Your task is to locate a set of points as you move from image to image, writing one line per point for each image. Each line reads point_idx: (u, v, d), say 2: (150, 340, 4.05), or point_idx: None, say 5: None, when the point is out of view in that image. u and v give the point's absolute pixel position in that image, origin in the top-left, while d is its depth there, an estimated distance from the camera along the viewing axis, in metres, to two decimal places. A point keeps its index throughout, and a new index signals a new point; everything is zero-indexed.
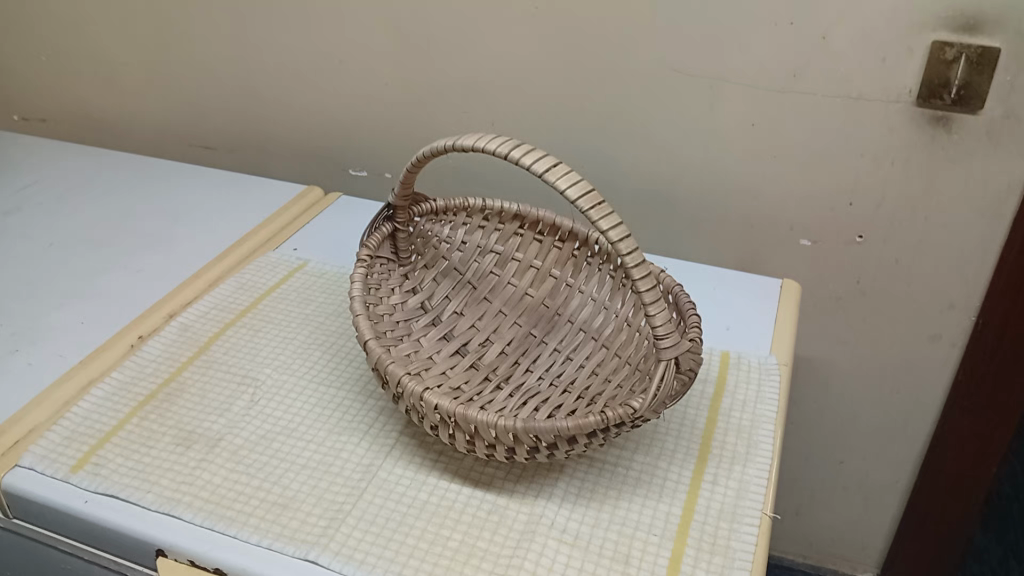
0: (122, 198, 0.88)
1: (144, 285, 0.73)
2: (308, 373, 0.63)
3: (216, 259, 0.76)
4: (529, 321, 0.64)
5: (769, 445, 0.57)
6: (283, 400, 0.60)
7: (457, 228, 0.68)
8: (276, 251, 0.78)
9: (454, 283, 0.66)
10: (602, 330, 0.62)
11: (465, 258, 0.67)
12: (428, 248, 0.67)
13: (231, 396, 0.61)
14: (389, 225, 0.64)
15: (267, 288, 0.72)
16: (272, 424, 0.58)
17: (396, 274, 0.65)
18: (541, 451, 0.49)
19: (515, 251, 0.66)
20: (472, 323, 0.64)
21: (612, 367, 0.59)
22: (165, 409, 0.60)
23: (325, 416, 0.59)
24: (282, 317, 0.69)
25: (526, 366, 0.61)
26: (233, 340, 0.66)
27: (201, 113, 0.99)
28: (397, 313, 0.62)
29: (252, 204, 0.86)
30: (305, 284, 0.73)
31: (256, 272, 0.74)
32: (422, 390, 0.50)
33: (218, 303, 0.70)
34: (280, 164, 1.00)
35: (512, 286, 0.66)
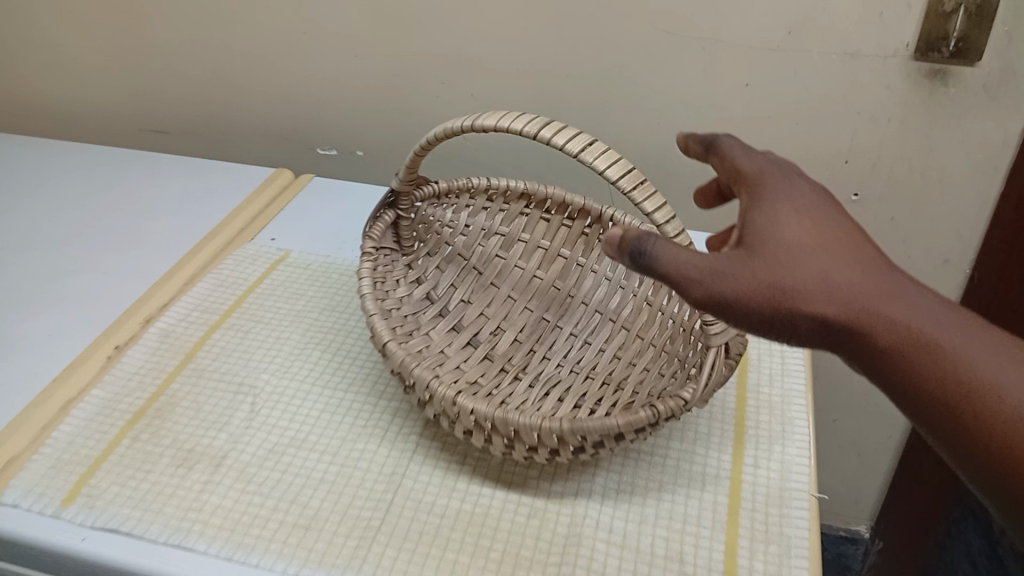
0: (75, 191, 0.81)
1: (115, 287, 0.67)
2: (311, 375, 0.59)
3: (190, 255, 0.70)
4: (540, 307, 0.61)
5: (804, 422, 0.55)
6: (287, 407, 0.56)
7: (460, 210, 0.64)
8: (253, 241, 0.73)
9: (459, 270, 0.63)
10: (620, 312, 0.60)
11: (470, 243, 0.64)
12: (430, 235, 0.63)
13: (229, 406, 0.56)
14: (392, 211, 0.59)
15: (250, 284, 0.67)
16: (279, 435, 0.54)
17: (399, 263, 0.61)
18: (586, 450, 0.46)
19: (521, 231, 0.64)
20: (481, 311, 0.60)
21: (637, 351, 0.56)
22: (158, 426, 0.55)
23: (335, 422, 0.55)
24: (272, 315, 0.64)
25: (543, 353, 0.58)
26: (221, 343, 0.61)
27: (152, 95, 0.92)
28: (404, 307, 0.58)
29: (220, 193, 0.80)
30: (290, 278, 0.68)
31: (236, 267, 0.69)
32: (455, 394, 0.46)
33: (199, 304, 0.65)
34: (244, 147, 0.94)
35: (519, 268, 0.63)
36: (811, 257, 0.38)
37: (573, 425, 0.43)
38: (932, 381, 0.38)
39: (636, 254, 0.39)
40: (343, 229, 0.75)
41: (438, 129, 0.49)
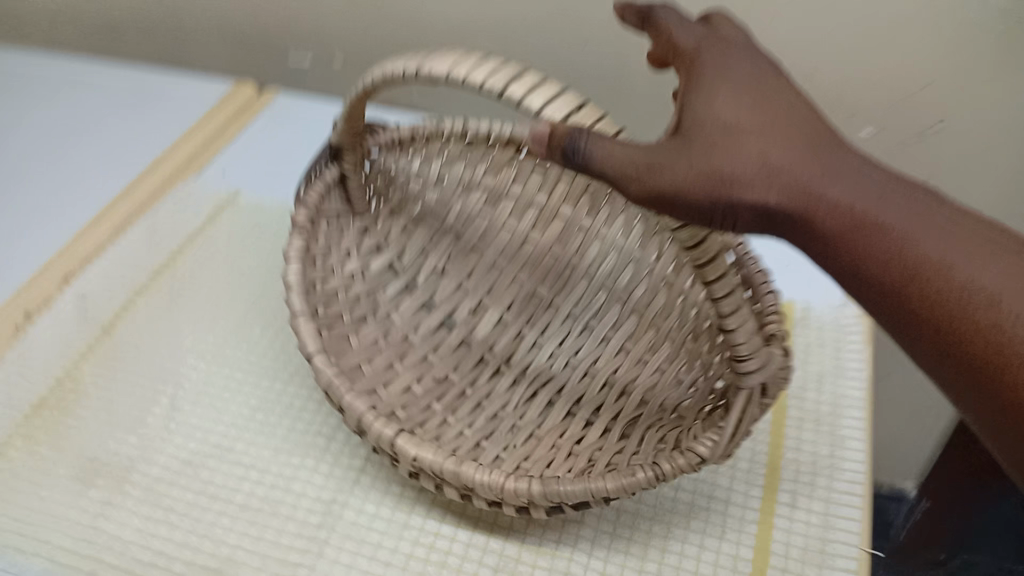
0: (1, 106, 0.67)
1: (30, 236, 0.56)
2: (254, 363, 0.48)
3: (124, 195, 0.59)
4: (532, 278, 0.50)
5: (858, 446, 0.43)
6: (213, 404, 0.46)
7: (432, 158, 0.51)
8: (200, 177, 0.61)
9: (433, 232, 0.52)
10: (632, 291, 0.48)
11: (445, 198, 0.52)
12: (394, 189, 0.51)
13: (146, 403, 0.46)
14: (336, 168, 0.47)
15: (187, 235, 0.56)
16: (200, 443, 0.44)
17: (353, 230, 0.49)
18: (566, 509, 0.36)
19: (510, 184, 0.51)
20: (459, 284, 0.51)
21: (648, 346, 0.46)
22: (60, 428, 0.45)
23: (271, 427, 0.45)
24: (208, 277, 0.54)
25: (532, 339, 0.48)
26: (145, 314, 0.51)
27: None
28: (358, 287, 0.47)
29: (168, 112, 0.68)
30: (240, 229, 0.57)
31: (174, 212, 0.58)
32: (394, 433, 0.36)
33: (129, 260, 0.54)
34: None
35: (508, 229, 0.51)
36: (759, 128, 0.30)
37: (546, 491, 0.35)
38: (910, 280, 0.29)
39: (566, 150, 0.31)
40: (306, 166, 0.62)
41: (399, 66, 0.38)
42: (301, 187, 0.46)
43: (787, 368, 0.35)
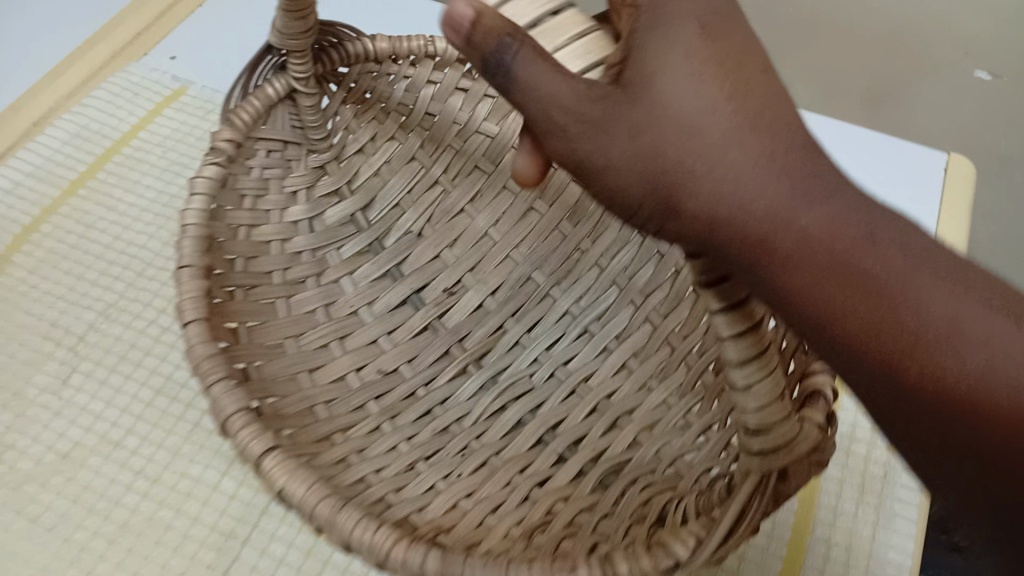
0: None
1: None
2: (170, 319, 0.39)
3: (49, 75, 0.48)
4: (531, 257, 0.40)
5: (910, 528, 0.33)
6: (111, 377, 0.37)
7: (421, 86, 0.40)
8: (145, 60, 0.49)
9: (412, 180, 0.41)
10: (649, 294, 0.38)
11: (434, 145, 0.41)
12: (367, 120, 0.41)
13: (30, 362, 0.37)
14: (284, 81, 0.37)
15: (120, 136, 0.46)
16: (86, 427, 0.35)
17: (305, 165, 0.39)
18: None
19: (517, 135, 0.41)
20: (436, 254, 0.40)
21: (659, 369, 0.35)
22: None
23: (173, 416, 0.36)
24: (137, 198, 0.43)
25: (516, 338, 0.38)
26: (51, 241, 0.41)
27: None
28: (300, 241, 0.38)
29: None
30: (181, 131, 0.46)
31: (106, 102, 0.47)
32: (264, 452, 0.26)
33: (38, 166, 0.44)
34: None
35: (508, 189, 0.41)
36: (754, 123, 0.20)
37: (445, 572, 0.23)
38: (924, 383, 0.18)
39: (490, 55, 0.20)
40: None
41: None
42: (233, 97, 0.36)
43: (822, 449, 0.24)
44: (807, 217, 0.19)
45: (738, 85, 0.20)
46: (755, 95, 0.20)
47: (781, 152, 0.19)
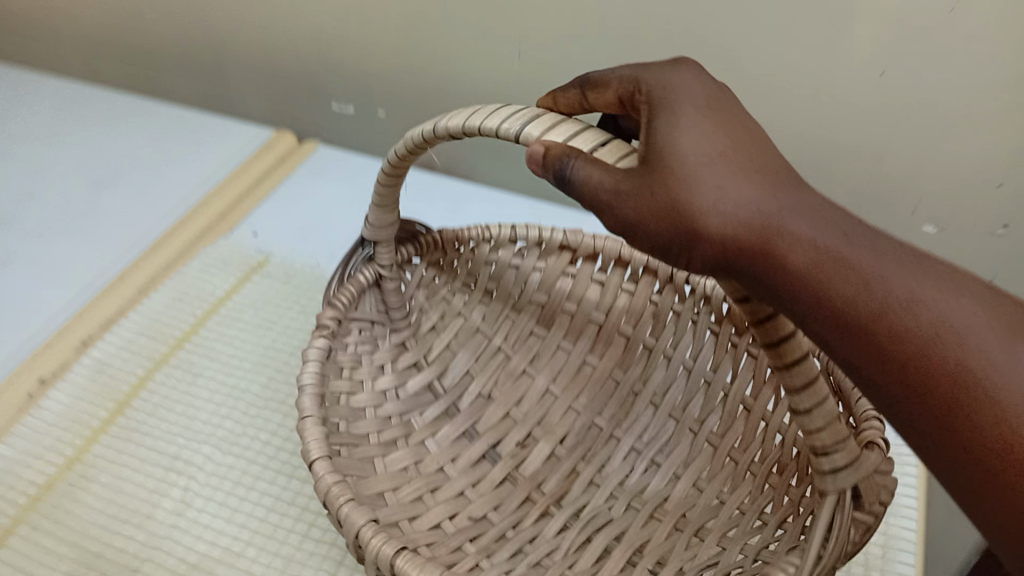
0: (43, 147, 0.67)
1: (54, 293, 0.55)
2: (274, 450, 0.46)
3: (149, 252, 0.57)
4: (591, 406, 0.47)
5: None
6: (227, 498, 0.43)
7: (479, 266, 0.50)
8: (229, 235, 0.59)
9: (478, 346, 0.49)
10: (702, 422, 0.43)
11: (495, 315, 0.50)
12: (436, 303, 0.51)
13: (156, 490, 0.44)
14: (371, 269, 0.47)
15: (217, 300, 0.54)
16: (209, 541, 0.41)
17: (387, 342, 0.49)
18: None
19: (565, 298, 0.48)
20: (505, 410, 0.47)
21: (723, 480, 0.40)
22: (63, 510, 0.43)
23: (281, 528, 0.42)
24: (234, 350, 0.51)
25: (589, 477, 0.44)
26: (165, 390, 0.49)
27: (145, 25, 0.76)
28: (388, 406, 0.46)
29: (204, 162, 0.66)
30: (261, 295, 0.54)
31: (203, 273, 0.56)
32: (394, 554, 0.33)
33: (145, 328, 0.52)
34: (244, 97, 0.77)
35: (563, 351, 0.48)
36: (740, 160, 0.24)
37: None
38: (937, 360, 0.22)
39: (556, 171, 0.28)
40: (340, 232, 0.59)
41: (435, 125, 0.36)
42: (332, 285, 0.46)
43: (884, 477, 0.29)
44: (800, 227, 0.23)
45: (735, 140, 0.25)
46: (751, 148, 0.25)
47: (775, 188, 0.24)
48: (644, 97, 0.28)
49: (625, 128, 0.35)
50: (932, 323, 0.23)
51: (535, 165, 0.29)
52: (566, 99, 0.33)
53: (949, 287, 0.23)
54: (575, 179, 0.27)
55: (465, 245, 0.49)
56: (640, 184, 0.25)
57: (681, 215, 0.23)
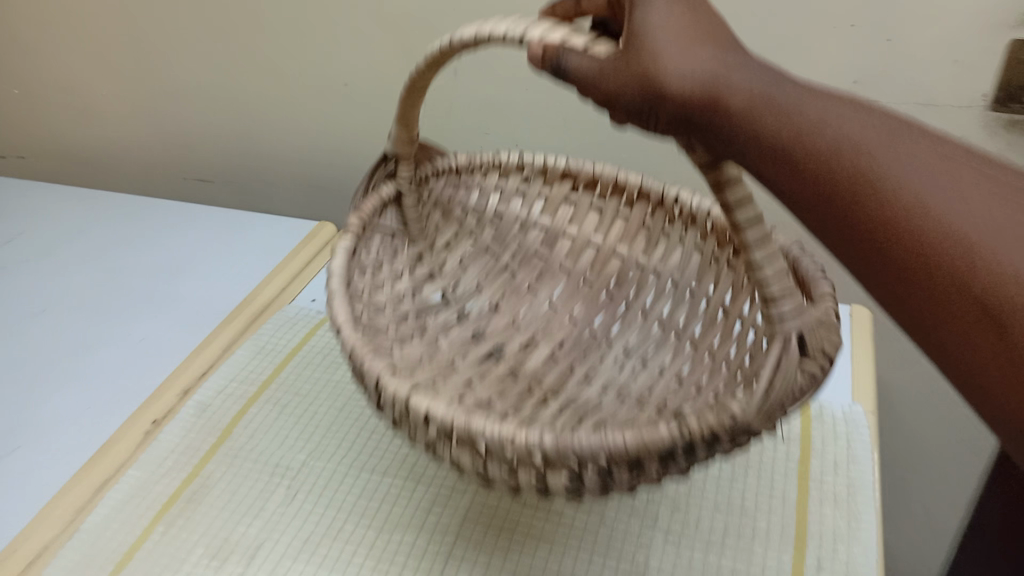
0: (119, 249, 0.79)
1: (151, 357, 0.65)
2: (356, 456, 0.56)
3: (226, 322, 0.68)
4: (585, 317, 0.59)
5: (872, 518, 0.50)
6: (323, 493, 0.53)
7: (488, 194, 0.64)
8: (291, 304, 0.71)
9: (487, 265, 0.64)
10: (689, 327, 0.53)
11: (501, 238, 0.64)
12: (451, 221, 0.64)
13: (264, 491, 0.53)
14: (392, 185, 0.59)
15: (289, 352, 0.65)
16: (313, 524, 0.51)
17: (406, 253, 0.62)
18: (587, 482, 0.34)
19: (566, 223, 0.62)
20: (511, 317, 0.60)
21: (699, 372, 0.48)
22: (191, 511, 0.52)
23: (370, 510, 0.52)
24: (310, 389, 0.62)
25: (582, 372, 0.54)
26: (258, 421, 0.59)
27: (190, 142, 0.89)
28: (405, 306, 0.57)
29: (258, 252, 0.78)
30: (328, 346, 0.66)
31: (274, 332, 0.67)
32: (408, 392, 0.38)
33: (234, 374, 0.63)
34: (281, 193, 0.89)
35: (563, 270, 0.62)
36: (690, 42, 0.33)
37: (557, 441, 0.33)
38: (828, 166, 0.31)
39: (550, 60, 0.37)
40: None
41: (457, 37, 0.45)
42: (359, 193, 0.58)
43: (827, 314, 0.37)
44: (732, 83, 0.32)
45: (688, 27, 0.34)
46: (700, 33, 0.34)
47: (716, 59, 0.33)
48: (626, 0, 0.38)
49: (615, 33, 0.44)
50: (835, 143, 0.31)
51: (536, 60, 0.38)
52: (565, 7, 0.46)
53: (855, 119, 0.31)
54: (572, 69, 0.36)
55: (479, 171, 0.64)
56: (618, 61, 0.34)
57: (645, 77, 0.33)
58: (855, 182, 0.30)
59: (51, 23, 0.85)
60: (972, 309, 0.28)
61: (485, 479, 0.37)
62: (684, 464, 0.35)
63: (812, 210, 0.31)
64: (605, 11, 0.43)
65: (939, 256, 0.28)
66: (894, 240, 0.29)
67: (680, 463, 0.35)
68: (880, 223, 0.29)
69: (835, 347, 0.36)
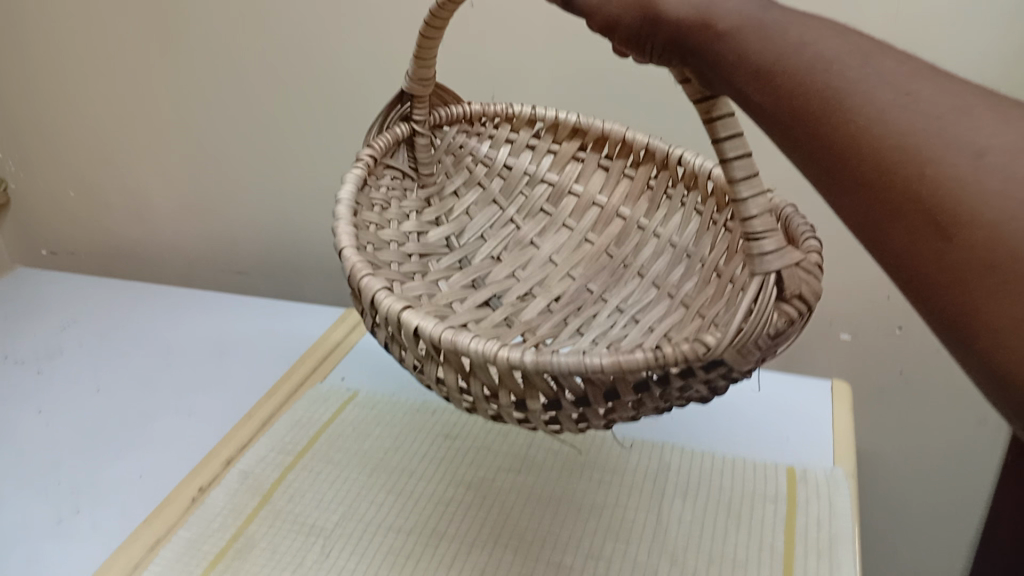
0: (138, 327, 0.74)
1: (190, 431, 0.59)
2: (392, 525, 0.49)
3: (263, 398, 0.62)
4: (586, 274, 0.54)
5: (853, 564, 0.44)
6: (358, 546, 0.47)
7: (499, 145, 0.59)
8: (323, 381, 0.64)
9: (493, 216, 0.58)
10: (681, 286, 0.49)
11: (509, 191, 0.58)
12: (460, 169, 0.59)
13: (302, 547, 0.47)
14: (406, 126, 0.55)
15: (321, 424, 0.58)
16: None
17: (414, 195, 0.57)
18: (564, 406, 0.36)
19: (573, 181, 0.57)
20: (512, 270, 0.55)
21: (705, 298, 0.45)
22: (240, 565, 0.46)
23: (403, 559, 0.46)
24: (342, 460, 0.54)
25: (576, 327, 0.50)
26: (296, 486, 0.52)
27: (230, 233, 0.87)
28: (411, 245, 0.53)
29: (290, 330, 0.73)
30: (360, 420, 0.59)
31: (306, 407, 0.60)
32: (401, 309, 0.38)
33: (273, 446, 0.56)
34: (316, 284, 0.86)
35: (568, 228, 0.57)
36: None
37: (537, 361, 0.34)
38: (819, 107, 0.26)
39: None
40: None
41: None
42: (373, 131, 0.54)
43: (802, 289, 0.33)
44: (728, 6, 0.29)
45: None
46: None
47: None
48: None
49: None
50: (800, 51, 0.27)
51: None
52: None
53: (840, 38, 0.27)
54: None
55: (492, 120, 0.59)
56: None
57: (649, 3, 0.31)
58: (807, 86, 0.26)
59: (74, 82, 0.82)
60: (921, 220, 0.23)
61: (469, 406, 0.39)
62: (659, 399, 0.36)
63: (781, 133, 0.27)
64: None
65: (891, 170, 0.24)
66: (876, 177, 0.24)
67: (654, 397, 0.35)
68: (834, 125, 0.25)
69: (809, 296, 0.34)
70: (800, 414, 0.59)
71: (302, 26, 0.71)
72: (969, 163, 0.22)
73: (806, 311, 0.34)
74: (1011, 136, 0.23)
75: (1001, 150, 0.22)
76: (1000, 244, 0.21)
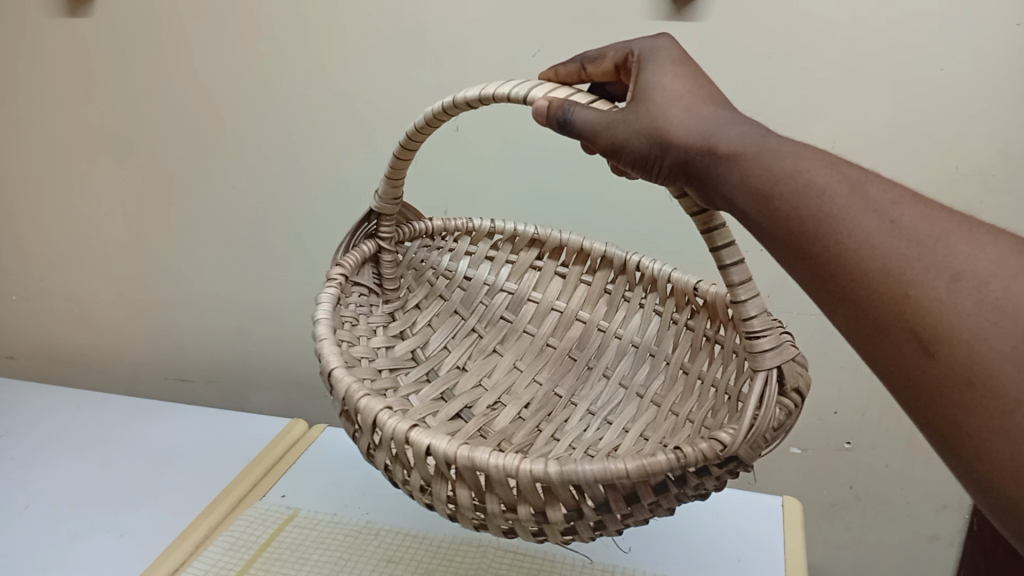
0: (71, 436, 0.71)
1: (118, 549, 0.56)
2: None
3: (199, 518, 0.59)
4: (552, 378, 0.53)
5: None
6: None
7: (459, 257, 0.58)
8: (262, 499, 0.61)
9: (454, 326, 0.56)
10: (650, 385, 0.50)
11: (468, 301, 0.57)
12: (421, 283, 0.58)
13: None
14: (372, 243, 0.54)
15: (259, 545, 0.55)
16: None
17: (380, 310, 0.55)
18: (586, 514, 0.35)
19: (531, 289, 0.56)
20: (478, 379, 0.53)
21: (693, 402, 0.46)
22: None
23: None
24: None
25: (551, 433, 0.49)
26: None
27: (175, 342, 0.85)
28: (381, 360, 0.51)
29: (231, 442, 0.70)
30: (299, 542, 0.56)
31: (244, 526, 0.57)
32: (408, 429, 0.36)
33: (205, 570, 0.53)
34: (261, 392, 0.84)
35: (528, 334, 0.56)
36: (692, 104, 0.31)
37: (564, 468, 0.33)
38: (822, 245, 0.26)
39: (557, 119, 0.34)
40: (362, 485, 0.64)
41: (452, 98, 0.41)
42: (339, 250, 0.52)
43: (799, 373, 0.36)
44: (729, 142, 0.29)
45: (704, 97, 0.32)
46: (705, 87, 0.32)
47: (728, 110, 0.31)
48: (637, 58, 0.35)
49: (612, 93, 0.42)
50: (794, 177, 0.27)
51: (540, 116, 0.35)
52: (566, 71, 0.41)
53: (834, 173, 0.27)
54: (575, 122, 0.34)
55: (451, 234, 0.58)
56: (628, 113, 0.32)
57: (657, 132, 0.31)
58: (802, 214, 0.27)
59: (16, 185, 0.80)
60: (905, 338, 0.24)
61: (469, 522, 0.37)
62: (674, 501, 0.35)
63: (790, 258, 0.28)
64: (612, 77, 0.39)
65: (880, 291, 0.25)
66: (903, 305, 0.24)
67: (671, 498, 0.35)
68: (830, 246, 0.26)
69: (802, 387, 0.36)
70: (754, 533, 0.58)
71: (257, 142, 0.71)
72: (973, 299, 0.23)
73: (800, 405, 0.36)
74: (984, 259, 0.24)
75: (977, 273, 0.24)
76: (978, 364, 0.23)
